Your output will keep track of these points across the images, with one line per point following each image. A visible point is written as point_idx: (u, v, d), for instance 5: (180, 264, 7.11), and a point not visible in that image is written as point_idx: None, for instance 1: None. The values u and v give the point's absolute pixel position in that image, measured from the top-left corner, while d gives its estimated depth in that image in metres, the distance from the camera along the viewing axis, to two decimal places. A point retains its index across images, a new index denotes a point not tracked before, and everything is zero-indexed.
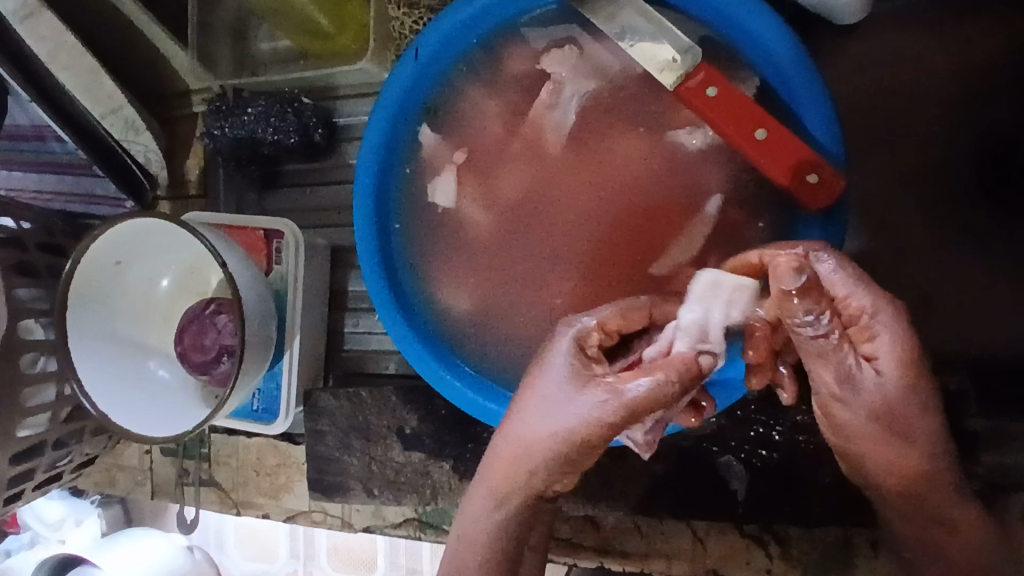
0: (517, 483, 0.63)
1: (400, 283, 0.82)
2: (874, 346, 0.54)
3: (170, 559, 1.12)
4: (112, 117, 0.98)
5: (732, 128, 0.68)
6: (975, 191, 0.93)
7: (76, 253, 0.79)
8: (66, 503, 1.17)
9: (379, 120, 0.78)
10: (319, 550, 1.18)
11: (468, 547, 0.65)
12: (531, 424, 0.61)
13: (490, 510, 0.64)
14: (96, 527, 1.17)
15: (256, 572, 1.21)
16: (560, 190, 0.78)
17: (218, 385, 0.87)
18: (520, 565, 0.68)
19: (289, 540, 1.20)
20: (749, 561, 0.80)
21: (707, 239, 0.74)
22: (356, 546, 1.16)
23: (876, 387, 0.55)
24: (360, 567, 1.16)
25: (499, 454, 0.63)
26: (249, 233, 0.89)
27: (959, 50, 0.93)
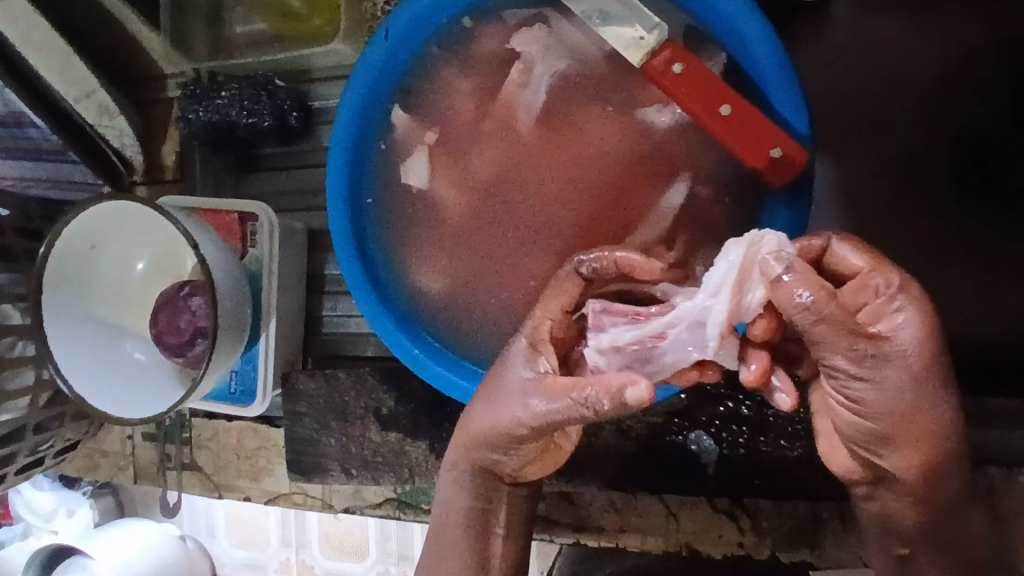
0: (477, 462, 0.68)
1: (374, 265, 0.83)
2: (898, 319, 0.53)
3: (159, 542, 1.13)
4: (87, 101, 0.97)
5: (698, 107, 0.69)
6: (947, 170, 0.94)
7: (50, 238, 0.79)
8: (55, 493, 1.17)
9: (352, 100, 0.79)
10: (311, 537, 1.18)
11: (448, 520, 0.71)
12: (486, 416, 0.64)
13: (458, 490, 0.71)
14: (87, 518, 1.19)
15: (247, 560, 1.22)
16: (532, 169, 0.79)
17: (193, 367, 0.87)
18: (495, 534, 0.72)
19: (280, 527, 1.20)
20: (721, 535, 0.82)
21: (677, 216, 0.75)
22: (347, 531, 1.16)
23: (900, 360, 0.52)
24: (352, 554, 1.17)
25: (460, 440, 0.68)
26: (223, 217, 0.89)
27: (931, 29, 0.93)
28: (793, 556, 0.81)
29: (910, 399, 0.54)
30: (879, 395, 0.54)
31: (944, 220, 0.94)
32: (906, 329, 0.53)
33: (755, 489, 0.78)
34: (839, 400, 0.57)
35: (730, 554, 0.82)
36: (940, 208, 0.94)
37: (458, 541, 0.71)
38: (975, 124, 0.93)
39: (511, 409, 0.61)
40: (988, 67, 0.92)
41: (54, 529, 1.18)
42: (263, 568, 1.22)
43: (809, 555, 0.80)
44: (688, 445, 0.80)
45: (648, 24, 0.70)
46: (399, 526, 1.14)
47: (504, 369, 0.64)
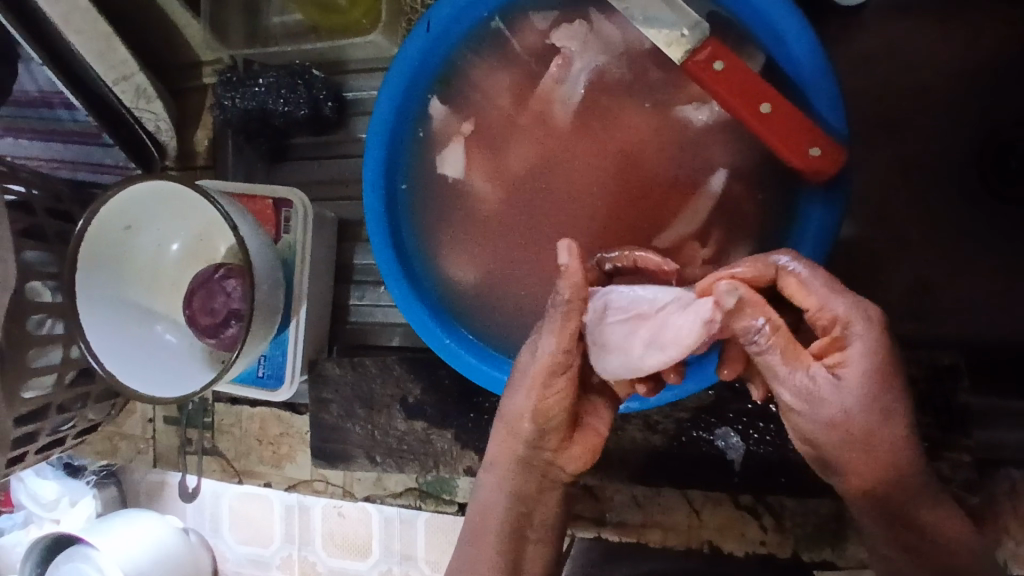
0: (516, 451, 0.71)
1: (408, 254, 0.84)
2: (844, 356, 0.57)
3: (164, 537, 1.06)
4: (124, 83, 0.98)
5: (741, 101, 0.69)
6: (970, 176, 0.94)
7: (88, 213, 0.80)
8: (59, 482, 1.13)
9: (392, 89, 0.80)
10: (314, 534, 1.05)
11: (483, 519, 0.72)
12: (516, 388, 0.68)
13: (495, 482, 0.72)
14: (90, 509, 1.12)
15: (248, 555, 1.10)
16: (567, 163, 0.80)
17: (225, 349, 0.87)
18: (529, 526, 0.72)
19: (283, 522, 1.07)
20: (744, 532, 0.83)
21: (711, 213, 0.76)
22: (353, 529, 1.03)
23: (839, 400, 0.57)
24: (356, 553, 1.03)
25: (498, 428, 0.71)
26: (258, 203, 0.90)
27: (963, 35, 0.94)
28: (815, 556, 0.82)
29: (850, 438, 0.58)
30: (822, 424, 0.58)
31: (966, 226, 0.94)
32: (850, 365, 0.57)
33: (781, 486, 0.78)
34: (795, 434, 0.62)
35: (753, 552, 0.83)
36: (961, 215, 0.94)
37: (490, 537, 0.71)
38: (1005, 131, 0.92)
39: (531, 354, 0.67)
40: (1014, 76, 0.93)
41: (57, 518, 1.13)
42: (266, 566, 1.09)
43: (831, 555, 0.81)
44: (714, 442, 0.80)
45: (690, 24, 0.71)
46: (407, 524, 1.00)
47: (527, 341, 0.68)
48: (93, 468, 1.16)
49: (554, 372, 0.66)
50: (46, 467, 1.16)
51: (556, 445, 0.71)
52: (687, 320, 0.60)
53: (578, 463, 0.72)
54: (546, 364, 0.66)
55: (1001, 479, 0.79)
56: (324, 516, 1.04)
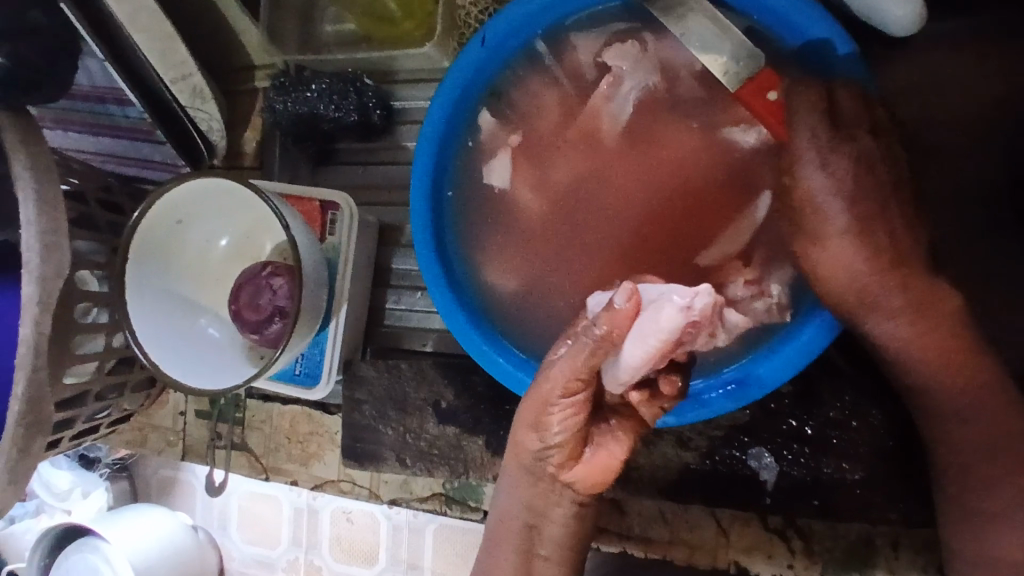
0: (527, 458, 0.70)
1: (450, 260, 0.85)
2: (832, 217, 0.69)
3: (173, 533, 1.08)
4: (181, 83, 1.00)
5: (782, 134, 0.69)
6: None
7: (144, 206, 0.82)
8: (73, 473, 1.16)
9: (444, 99, 0.82)
10: (322, 538, 1.07)
11: (504, 519, 0.75)
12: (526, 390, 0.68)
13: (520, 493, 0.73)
14: (102, 501, 1.17)
15: (255, 556, 1.12)
16: (613, 177, 0.81)
17: (268, 346, 0.89)
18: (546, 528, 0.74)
19: (292, 525, 1.09)
20: (772, 554, 0.83)
21: (755, 233, 0.76)
22: (359, 537, 1.05)
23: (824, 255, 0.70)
24: (362, 560, 1.05)
25: (512, 432, 0.71)
26: (305, 204, 0.92)
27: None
28: None
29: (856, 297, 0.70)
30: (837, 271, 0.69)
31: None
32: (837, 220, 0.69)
33: (813, 509, 0.79)
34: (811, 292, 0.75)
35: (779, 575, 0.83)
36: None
37: (511, 538, 0.74)
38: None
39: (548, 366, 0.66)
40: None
41: (68, 508, 1.17)
42: (272, 567, 1.11)
43: None
44: (747, 461, 0.81)
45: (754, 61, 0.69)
46: (415, 533, 1.02)
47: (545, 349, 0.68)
48: (107, 461, 1.18)
49: (564, 391, 0.65)
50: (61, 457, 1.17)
51: (562, 462, 0.69)
52: (662, 306, 0.61)
53: (587, 484, 0.70)
54: (552, 377, 0.65)
55: None
56: (333, 523, 1.07)
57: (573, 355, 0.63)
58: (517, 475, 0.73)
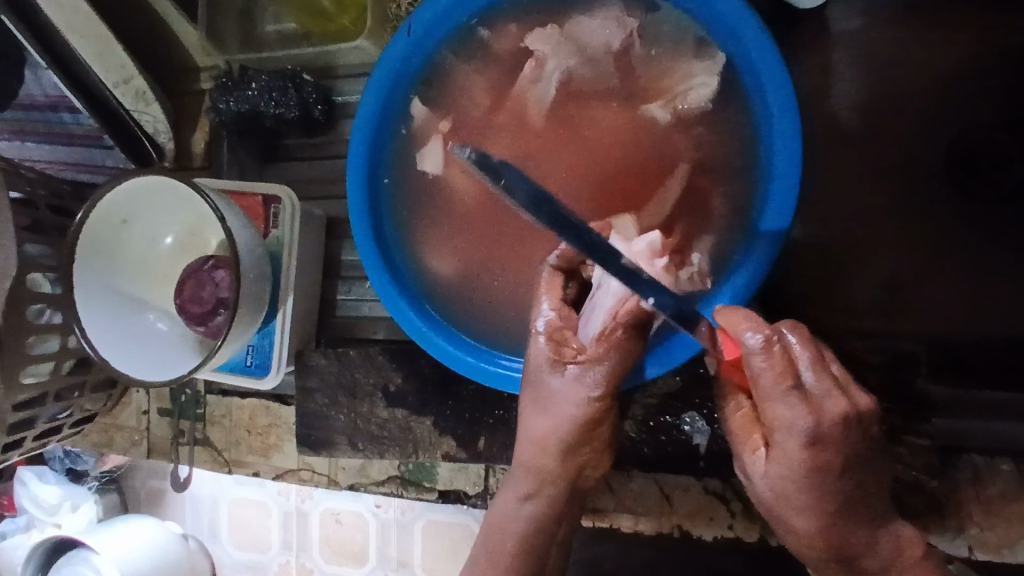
0: (547, 475, 0.77)
1: (389, 248, 0.87)
2: (782, 451, 0.60)
3: (162, 543, 1.10)
4: (124, 87, 1.02)
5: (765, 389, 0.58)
6: (948, 184, 0.88)
7: (88, 206, 0.84)
8: (61, 487, 1.18)
9: (375, 90, 0.84)
10: (312, 541, 1.11)
11: (501, 534, 0.79)
12: (540, 415, 0.76)
13: (523, 505, 0.78)
14: (91, 513, 1.17)
15: (247, 561, 1.16)
16: (542, 159, 0.84)
17: (212, 337, 0.91)
18: (540, 520, 0.78)
19: (281, 528, 1.13)
20: (713, 518, 0.86)
21: (675, 206, 0.79)
22: (348, 537, 1.09)
23: (764, 482, 0.63)
24: (351, 558, 1.09)
25: (522, 451, 0.78)
26: (248, 199, 0.94)
27: (939, 43, 0.89)
28: (782, 539, 0.84)
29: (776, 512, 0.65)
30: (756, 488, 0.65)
31: (938, 228, 0.88)
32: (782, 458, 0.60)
33: None
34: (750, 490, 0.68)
35: (721, 535, 0.86)
36: (937, 214, 0.88)
37: (508, 556, 0.77)
38: (972, 128, 0.88)
39: (563, 397, 0.74)
40: (993, 76, 0.87)
41: (58, 522, 1.18)
42: (264, 570, 1.15)
43: None
44: (682, 427, 0.83)
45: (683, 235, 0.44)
46: (399, 531, 1.06)
47: (539, 375, 0.75)
48: (95, 474, 1.19)
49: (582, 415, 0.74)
50: (49, 471, 1.20)
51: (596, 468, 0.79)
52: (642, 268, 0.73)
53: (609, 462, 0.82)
54: (580, 403, 0.74)
55: (965, 465, 0.78)
56: (321, 525, 1.11)
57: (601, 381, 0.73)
58: (522, 479, 0.79)
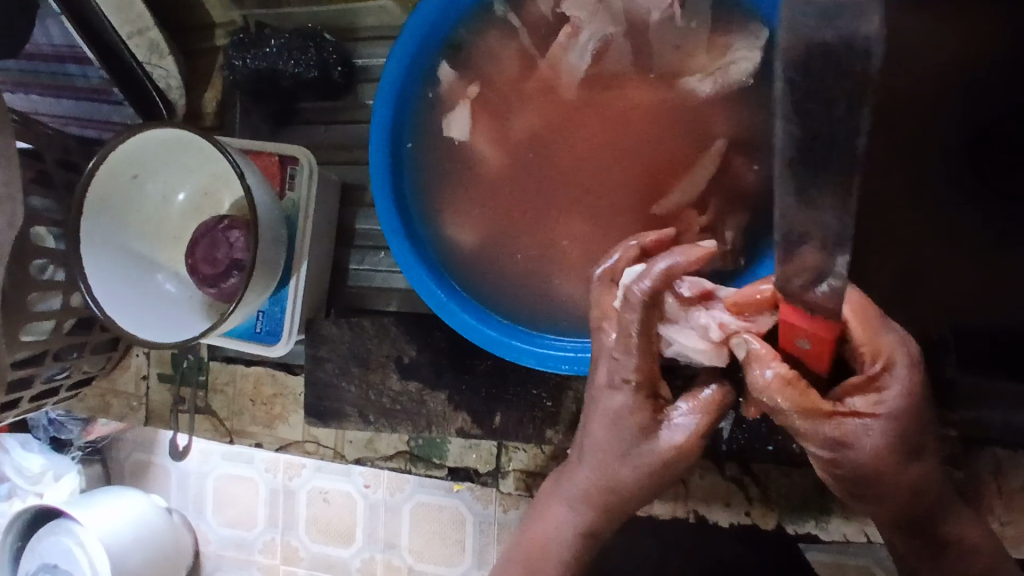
0: (608, 503, 0.69)
1: (409, 215, 0.85)
2: (877, 399, 0.56)
3: (143, 514, 1.07)
4: (138, 38, 0.99)
5: (860, 331, 0.55)
6: (970, 181, 0.76)
7: (101, 156, 0.80)
8: (45, 456, 1.14)
9: (402, 51, 0.81)
10: (298, 519, 1.08)
11: (541, 553, 0.72)
12: (603, 450, 0.67)
13: (572, 521, 0.71)
14: (73, 484, 1.13)
15: (234, 539, 1.12)
16: (572, 130, 0.81)
17: (225, 300, 0.88)
18: (582, 537, 0.71)
19: (268, 507, 1.10)
20: (729, 502, 0.86)
21: (709, 182, 0.78)
22: (335, 515, 1.06)
23: (869, 442, 0.56)
24: (337, 539, 1.07)
25: (579, 480, 0.70)
26: (264, 159, 0.92)
27: (981, 17, 0.72)
28: (798, 528, 0.84)
29: (876, 478, 0.58)
30: (860, 464, 0.57)
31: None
32: (882, 405, 0.56)
33: (770, 455, 0.82)
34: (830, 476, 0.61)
35: (736, 522, 0.86)
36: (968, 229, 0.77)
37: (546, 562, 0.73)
38: (987, 112, 0.75)
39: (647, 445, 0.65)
40: None
41: (40, 491, 1.15)
42: (249, 549, 1.12)
43: (815, 527, 0.84)
44: None
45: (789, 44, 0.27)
46: (388, 510, 1.04)
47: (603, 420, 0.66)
48: (79, 444, 1.15)
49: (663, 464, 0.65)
50: (32, 440, 1.15)
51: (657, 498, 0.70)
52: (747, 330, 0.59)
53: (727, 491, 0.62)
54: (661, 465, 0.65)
55: (987, 457, 0.82)
56: (307, 505, 1.08)
57: (688, 440, 0.64)
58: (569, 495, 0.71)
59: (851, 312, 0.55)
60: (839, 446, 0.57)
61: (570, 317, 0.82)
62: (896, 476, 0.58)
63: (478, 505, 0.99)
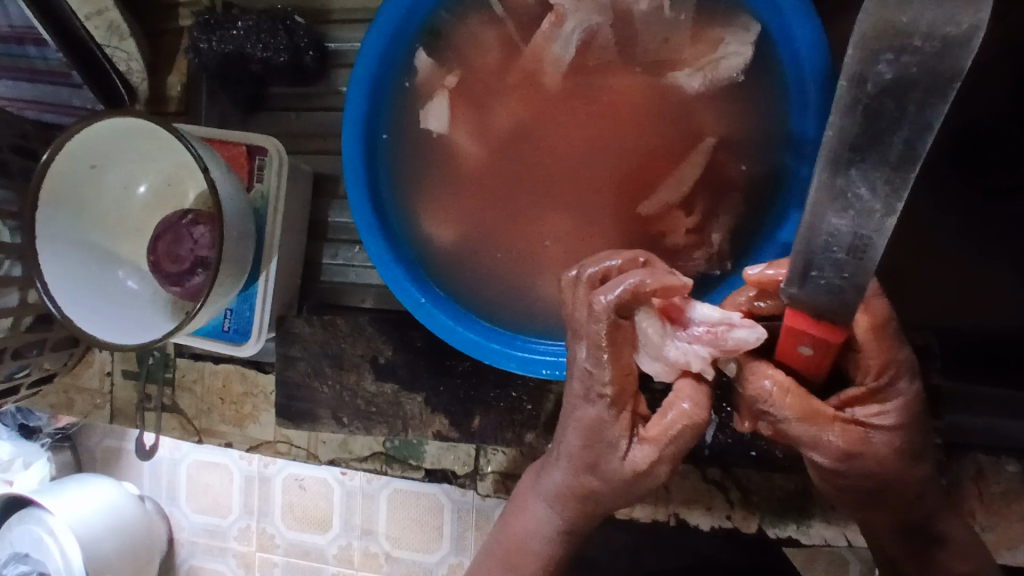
0: (584, 507, 0.67)
1: (385, 211, 0.81)
2: (879, 410, 0.57)
3: (115, 500, 1.03)
4: (97, 19, 0.95)
5: (870, 343, 0.54)
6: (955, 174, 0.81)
7: (53, 147, 0.75)
8: (13, 442, 1.08)
9: (376, 36, 0.75)
10: (273, 506, 1.05)
11: (521, 554, 0.71)
12: (585, 456, 0.63)
13: (549, 520, 0.69)
14: (43, 472, 1.10)
15: (207, 525, 1.09)
16: (555, 125, 0.78)
17: (189, 299, 0.84)
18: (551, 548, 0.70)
19: (242, 493, 1.06)
20: (710, 506, 0.85)
21: (697, 181, 0.75)
22: (312, 502, 1.03)
23: (875, 453, 0.57)
24: (314, 526, 1.04)
25: (556, 482, 0.67)
26: (231, 149, 0.87)
27: None
28: (780, 531, 0.84)
29: (877, 488, 0.60)
30: (863, 474, 0.58)
31: (954, 228, 0.83)
32: (884, 415, 0.57)
33: (751, 460, 0.81)
34: (830, 486, 0.61)
35: (718, 526, 0.85)
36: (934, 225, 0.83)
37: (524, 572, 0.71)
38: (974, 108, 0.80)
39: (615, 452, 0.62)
40: None
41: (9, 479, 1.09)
42: (222, 536, 1.08)
43: (795, 531, 0.83)
44: None
45: (865, 55, 0.36)
46: (365, 497, 1.01)
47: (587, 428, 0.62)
48: (48, 431, 1.10)
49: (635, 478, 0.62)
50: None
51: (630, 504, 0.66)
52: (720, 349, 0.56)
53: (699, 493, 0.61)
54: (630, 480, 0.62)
55: (969, 463, 0.81)
56: (283, 491, 1.05)
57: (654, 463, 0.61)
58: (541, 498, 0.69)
59: (863, 319, 0.54)
60: (846, 459, 0.57)
61: (553, 319, 0.80)
62: (896, 483, 0.60)
63: (456, 492, 0.97)
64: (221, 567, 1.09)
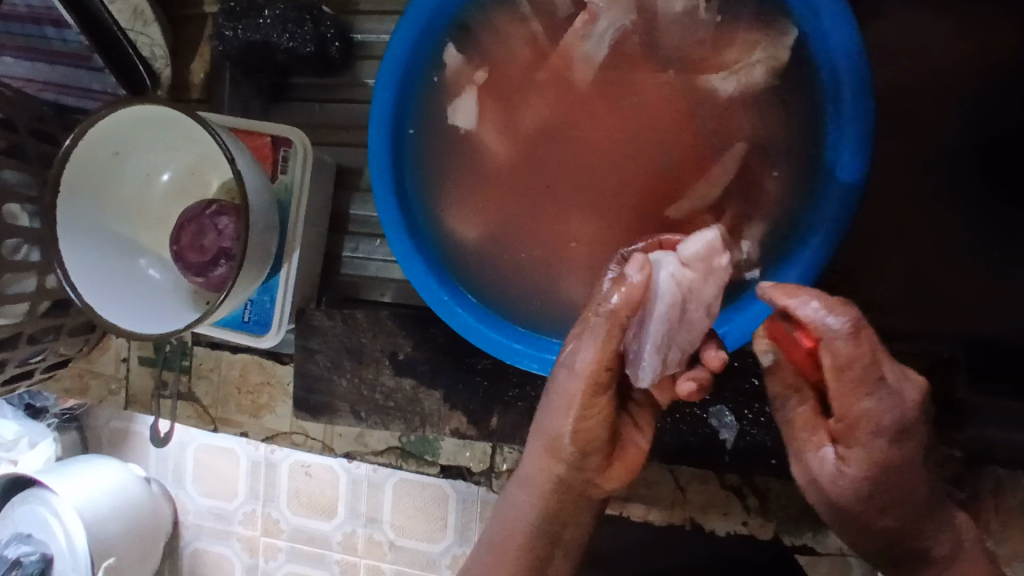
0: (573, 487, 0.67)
1: (410, 207, 0.80)
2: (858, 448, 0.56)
3: (122, 483, 1.03)
4: (119, 2, 0.95)
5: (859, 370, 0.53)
6: (984, 190, 0.82)
7: (77, 132, 0.74)
8: (20, 423, 1.08)
9: (405, 30, 0.75)
10: (280, 490, 1.05)
11: (507, 538, 0.68)
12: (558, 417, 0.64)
13: (535, 512, 0.68)
14: (49, 452, 1.09)
15: (211, 508, 1.09)
16: (584, 124, 0.77)
17: (212, 290, 0.84)
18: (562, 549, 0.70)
19: (250, 478, 1.07)
20: (726, 512, 0.85)
21: (729, 186, 0.74)
22: (320, 489, 1.03)
23: (835, 482, 0.57)
24: (320, 513, 1.04)
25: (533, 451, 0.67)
26: (254, 139, 0.86)
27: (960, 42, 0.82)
28: (795, 539, 0.84)
29: (839, 515, 0.60)
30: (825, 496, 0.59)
31: (982, 239, 0.82)
32: (858, 459, 0.56)
33: (771, 468, 0.80)
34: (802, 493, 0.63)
35: (733, 532, 0.85)
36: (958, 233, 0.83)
37: None
38: (1000, 121, 0.81)
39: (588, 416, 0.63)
40: None
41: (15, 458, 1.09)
42: (228, 520, 1.09)
43: (811, 539, 0.83)
44: (709, 421, 0.81)
45: None
46: (373, 486, 1.01)
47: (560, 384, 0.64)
48: (54, 411, 1.11)
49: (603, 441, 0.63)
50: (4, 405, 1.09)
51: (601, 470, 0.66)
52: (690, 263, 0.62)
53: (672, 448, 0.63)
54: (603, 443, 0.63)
55: (989, 478, 0.81)
56: (293, 476, 1.05)
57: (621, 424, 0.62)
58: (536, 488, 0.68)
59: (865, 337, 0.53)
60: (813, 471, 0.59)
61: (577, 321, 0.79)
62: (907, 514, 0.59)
63: (465, 486, 0.97)
64: (225, 551, 1.09)
